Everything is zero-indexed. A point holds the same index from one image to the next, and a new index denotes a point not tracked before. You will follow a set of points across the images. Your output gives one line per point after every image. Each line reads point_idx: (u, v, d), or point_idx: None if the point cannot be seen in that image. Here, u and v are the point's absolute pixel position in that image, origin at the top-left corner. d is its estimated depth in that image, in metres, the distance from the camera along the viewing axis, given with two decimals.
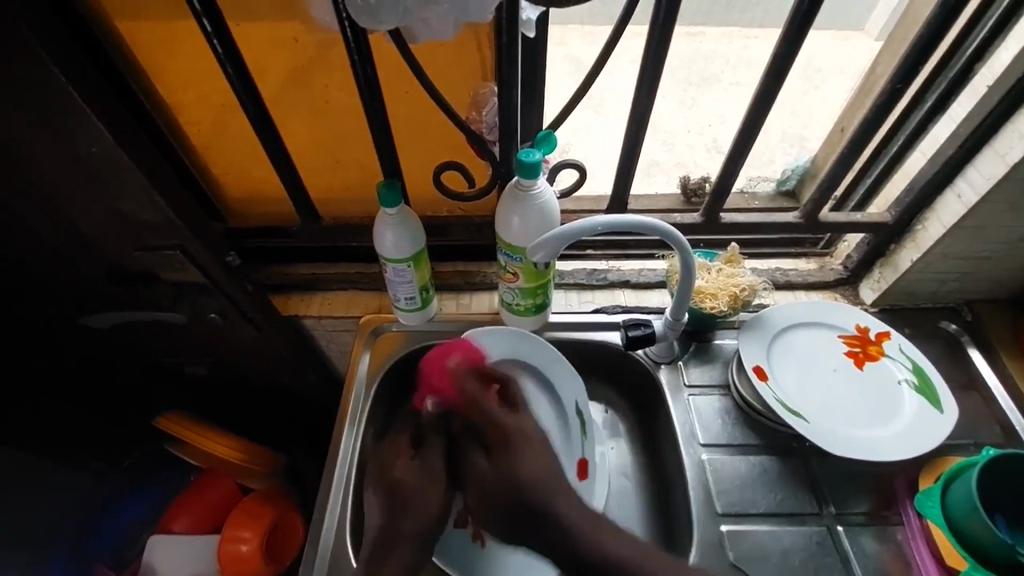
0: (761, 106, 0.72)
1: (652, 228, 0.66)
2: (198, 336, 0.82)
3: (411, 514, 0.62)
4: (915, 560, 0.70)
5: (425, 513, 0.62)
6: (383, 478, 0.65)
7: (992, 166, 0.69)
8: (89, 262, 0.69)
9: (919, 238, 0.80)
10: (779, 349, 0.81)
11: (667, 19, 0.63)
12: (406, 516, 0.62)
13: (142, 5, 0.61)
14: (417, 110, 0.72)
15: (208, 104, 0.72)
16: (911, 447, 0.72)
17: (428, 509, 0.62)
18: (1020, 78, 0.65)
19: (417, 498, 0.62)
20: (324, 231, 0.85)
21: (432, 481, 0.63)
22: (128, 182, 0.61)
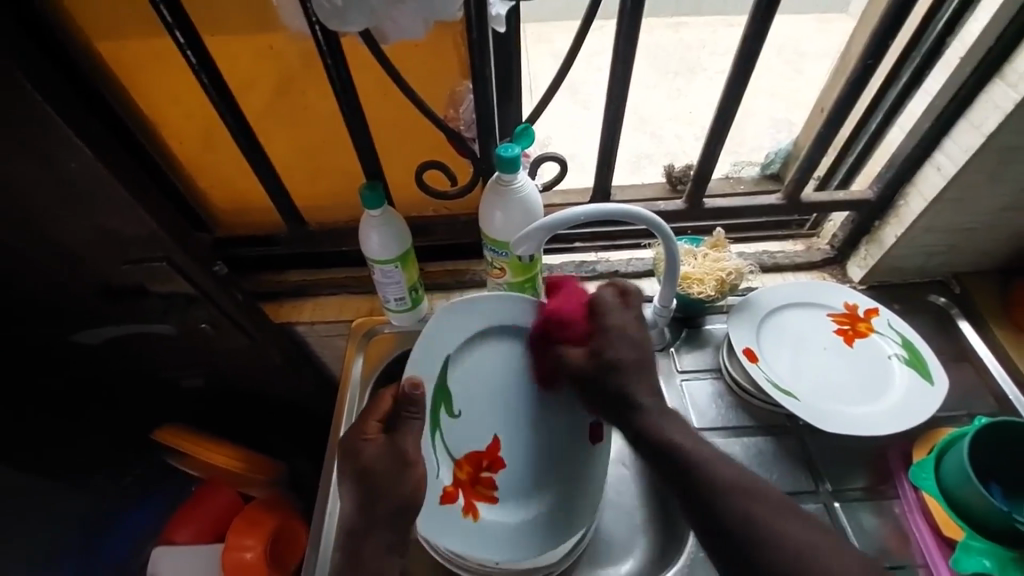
0: (735, 91, 0.73)
1: (636, 217, 0.67)
2: (191, 347, 0.83)
3: (390, 497, 0.63)
4: (913, 532, 0.70)
5: (402, 491, 0.63)
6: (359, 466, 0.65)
7: (968, 137, 0.70)
8: (80, 279, 0.70)
9: (902, 213, 0.81)
10: (768, 331, 0.81)
11: (636, 8, 0.64)
12: (382, 498, 0.63)
13: (117, 22, 0.62)
14: (395, 111, 0.72)
15: (186, 116, 0.72)
16: (903, 421, 0.72)
17: (407, 489, 0.63)
18: (990, 48, 0.65)
19: (392, 480, 0.63)
20: (310, 237, 0.85)
21: (405, 462, 0.64)
22: (110, 197, 0.61)
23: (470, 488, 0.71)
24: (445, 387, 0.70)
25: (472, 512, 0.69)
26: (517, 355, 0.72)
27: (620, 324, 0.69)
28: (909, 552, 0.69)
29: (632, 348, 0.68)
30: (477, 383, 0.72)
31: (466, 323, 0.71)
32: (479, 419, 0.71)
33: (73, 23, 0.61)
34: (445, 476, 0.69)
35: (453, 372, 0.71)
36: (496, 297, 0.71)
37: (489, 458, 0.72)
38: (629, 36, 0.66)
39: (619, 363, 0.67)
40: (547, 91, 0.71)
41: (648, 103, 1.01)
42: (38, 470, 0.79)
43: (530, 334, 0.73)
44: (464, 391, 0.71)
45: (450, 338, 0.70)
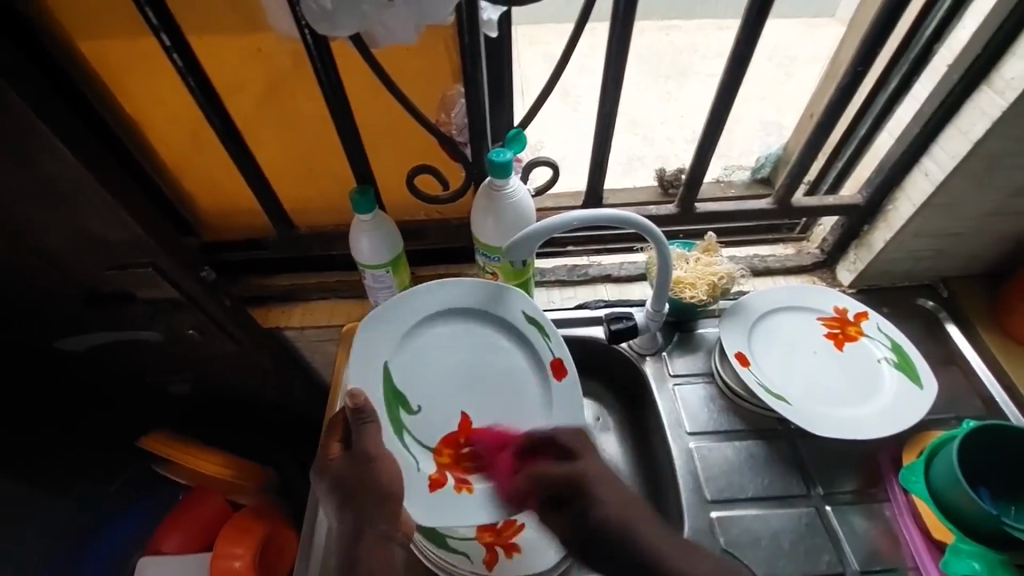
0: (727, 95, 0.73)
1: (628, 222, 0.67)
2: (178, 353, 0.81)
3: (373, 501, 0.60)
4: (903, 535, 0.71)
5: (380, 484, 0.61)
6: (333, 482, 0.62)
7: (955, 142, 0.70)
8: (64, 285, 0.69)
9: (891, 218, 0.81)
10: (759, 335, 0.82)
11: (627, 12, 0.63)
12: (362, 503, 0.60)
13: (100, 20, 0.60)
14: (386, 115, 0.72)
15: (172, 117, 0.71)
16: (893, 424, 0.73)
17: (381, 483, 0.61)
18: (978, 54, 0.66)
19: (366, 479, 0.61)
20: (301, 241, 0.85)
21: (370, 461, 0.61)
22: (95, 202, 0.60)
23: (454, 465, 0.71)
24: (395, 388, 0.71)
25: (466, 486, 0.70)
26: (451, 334, 0.76)
27: (597, 467, 0.64)
28: (899, 555, 0.70)
29: (603, 471, 0.64)
30: (422, 374, 0.73)
31: (407, 317, 0.74)
32: (438, 405, 0.73)
33: (55, 22, 0.60)
34: (426, 466, 0.69)
35: (398, 372, 0.72)
36: (413, 290, 0.74)
37: (466, 434, 0.72)
38: (621, 41, 0.66)
39: (598, 493, 0.61)
40: (541, 94, 0.71)
41: (639, 107, 1.01)
42: (20, 479, 0.77)
43: (456, 311, 0.77)
44: (416, 386, 0.72)
45: (383, 344, 0.72)
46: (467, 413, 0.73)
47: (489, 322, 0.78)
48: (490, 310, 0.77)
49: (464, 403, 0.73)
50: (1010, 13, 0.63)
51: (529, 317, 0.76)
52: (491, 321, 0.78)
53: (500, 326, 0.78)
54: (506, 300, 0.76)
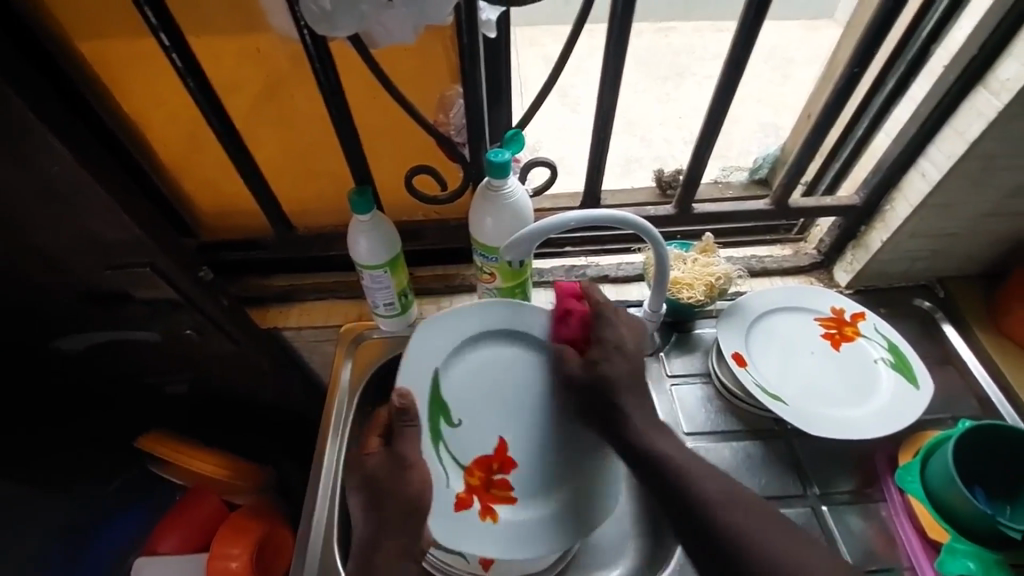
0: (725, 96, 0.73)
1: (625, 222, 0.67)
2: (176, 353, 0.81)
3: (392, 503, 0.63)
4: (899, 535, 0.71)
5: (409, 494, 0.63)
6: (364, 473, 0.66)
7: (952, 144, 0.71)
8: (61, 285, 0.68)
9: (887, 219, 0.82)
10: (757, 335, 0.82)
11: (627, 8, 0.63)
12: (390, 503, 0.63)
13: (98, 19, 0.60)
14: (385, 116, 0.72)
15: (170, 117, 0.71)
16: (890, 425, 0.73)
17: (413, 491, 0.63)
18: (974, 56, 0.66)
19: (396, 486, 0.63)
20: (299, 241, 0.85)
21: (405, 467, 0.63)
22: (92, 202, 0.60)
23: (484, 490, 0.72)
24: (438, 400, 0.72)
25: (490, 515, 0.71)
26: (498, 358, 0.76)
27: (620, 338, 0.71)
28: (895, 554, 0.70)
29: (626, 362, 0.71)
30: (464, 391, 0.74)
31: (454, 335, 0.75)
32: (476, 427, 0.73)
33: (52, 20, 0.60)
34: (456, 482, 0.70)
35: (444, 384, 0.73)
36: (467, 309, 0.75)
37: (499, 461, 0.73)
38: (619, 41, 0.66)
39: (614, 369, 0.70)
40: (540, 95, 0.70)
41: (637, 108, 1.02)
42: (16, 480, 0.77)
43: (514, 335, 0.76)
44: (457, 401, 0.73)
45: (437, 350, 0.74)
46: (504, 442, 0.74)
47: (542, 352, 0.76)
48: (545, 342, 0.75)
49: (502, 430, 0.74)
50: (1004, 15, 0.63)
51: None
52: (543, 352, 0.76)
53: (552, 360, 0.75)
54: (562, 334, 0.75)
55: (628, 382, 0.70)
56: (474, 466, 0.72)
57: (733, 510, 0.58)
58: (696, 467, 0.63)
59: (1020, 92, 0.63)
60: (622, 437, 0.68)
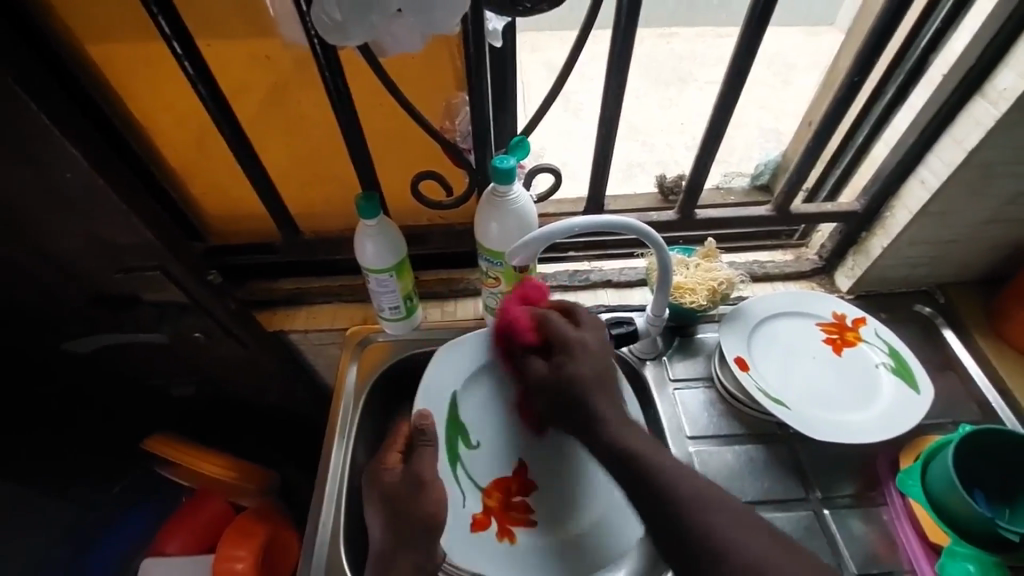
0: (728, 102, 0.74)
1: (628, 228, 0.68)
2: (183, 356, 0.82)
3: (406, 521, 0.66)
4: (900, 539, 0.71)
5: (423, 511, 0.66)
6: (382, 484, 0.69)
7: (951, 152, 0.72)
8: (73, 288, 0.69)
9: (888, 225, 0.82)
10: (759, 339, 0.83)
11: (630, 19, 0.64)
12: (406, 519, 0.66)
13: (113, 27, 0.62)
14: (393, 123, 0.73)
15: (182, 123, 0.72)
16: (891, 428, 0.74)
17: (426, 510, 0.66)
18: (972, 65, 0.67)
19: (413, 501, 0.66)
20: (305, 246, 0.85)
21: (421, 484, 0.67)
22: (105, 206, 0.61)
23: (502, 513, 0.77)
24: (456, 423, 0.79)
25: (508, 536, 0.75)
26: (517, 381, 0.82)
27: (588, 341, 0.71)
28: (897, 558, 0.70)
29: (593, 364, 0.69)
30: (484, 417, 0.81)
31: (467, 363, 0.81)
32: (495, 449, 0.81)
33: (68, 28, 0.61)
34: (474, 503, 0.75)
35: (462, 409, 0.80)
36: (482, 333, 0.81)
37: (517, 482, 0.80)
38: (622, 51, 0.67)
39: (576, 369, 0.68)
40: (544, 102, 0.71)
41: (640, 114, 1.02)
42: None
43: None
44: (474, 429, 0.80)
45: (453, 375, 0.80)
46: (523, 464, 0.81)
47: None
48: None
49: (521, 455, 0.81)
50: (1002, 26, 0.64)
51: None
52: None
53: None
54: None
55: (598, 383, 0.68)
56: (492, 487, 0.79)
57: (714, 507, 0.55)
58: (667, 464, 0.60)
59: (1016, 101, 0.64)
60: (596, 438, 0.65)
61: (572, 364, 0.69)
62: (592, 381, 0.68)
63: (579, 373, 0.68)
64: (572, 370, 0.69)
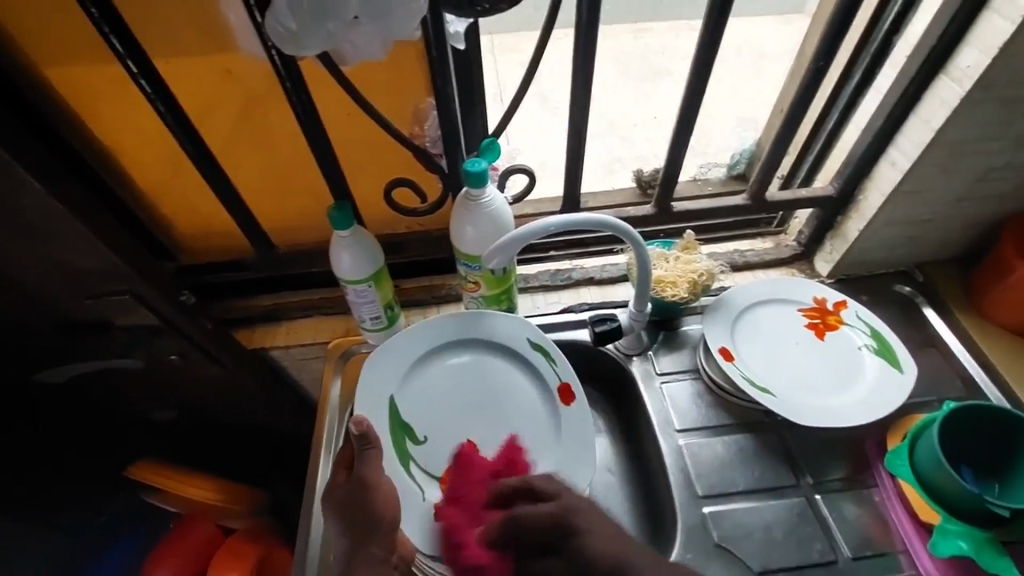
0: (696, 93, 0.73)
1: (604, 225, 0.68)
2: (161, 380, 0.80)
3: (362, 523, 0.60)
4: (892, 519, 0.72)
5: (372, 514, 0.60)
6: (335, 499, 0.63)
7: (919, 132, 0.72)
8: (41, 317, 0.68)
9: (863, 207, 0.83)
10: (742, 328, 0.83)
11: (592, 17, 0.64)
12: (358, 523, 0.60)
13: (68, 50, 0.61)
14: (362, 132, 0.72)
15: (146, 144, 0.71)
16: (876, 410, 0.74)
17: (376, 513, 0.60)
18: (934, 46, 0.68)
19: (363, 505, 0.60)
20: (281, 260, 0.84)
21: (368, 488, 0.61)
22: (67, 232, 0.59)
23: None
24: (402, 423, 0.75)
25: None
26: (458, 368, 0.81)
27: (572, 500, 0.57)
28: (890, 539, 0.71)
29: (595, 531, 0.53)
30: (428, 402, 0.78)
31: (404, 359, 0.79)
32: (444, 437, 0.77)
33: (21, 53, 0.60)
34: (432, 496, 0.73)
35: (403, 406, 0.77)
36: (420, 325, 0.80)
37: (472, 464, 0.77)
38: (586, 50, 0.67)
39: (582, 528, 0.54)
40: (512, 102, 0.70)
41: (614, 109, 1.03)
42: None
43: (473, 342, 0.82)
44: (418, 417, 0.77)
45: (391, 376, 0.77)
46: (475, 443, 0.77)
47: (496, 351, 0.82)
48: (499, 341, 0.82)
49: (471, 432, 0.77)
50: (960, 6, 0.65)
51: (534, 343, 0.80)
52: (496, 351, 0.82)
53: (507, 355, 0.82)
54: (512, 327, 0.81)
55: (604, 536, 0.53)
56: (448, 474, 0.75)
57: None
58: None
59: (979, 79, 0.65)
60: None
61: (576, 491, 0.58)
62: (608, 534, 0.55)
63: (587, 545, 0.52)
64: (581, 546, 0.52)
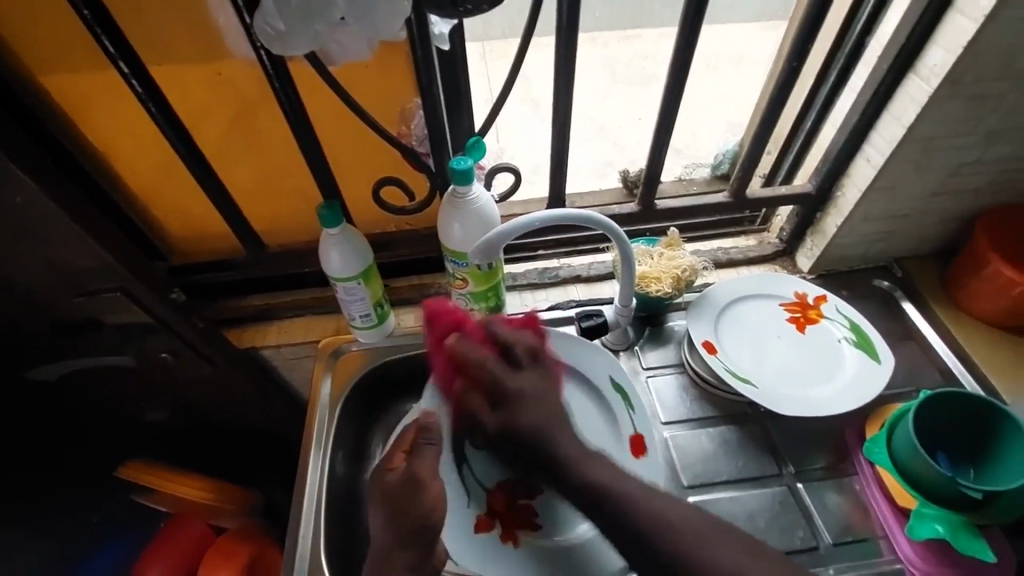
0: (675, 93, 0.75)
1: (589, 220, 0.70)
2: (152, 379, 0.81)
3: (406, 517, 0.62)
4: (872, 505, 0.73)
5: (419, 511, 0.62)
6: (382, 486, 0.65)
7: (891, 129, 0.75)
8: (32, 316, 0.69)
9: (841, 203, 0.85)
10: (725, 322, 0.85)
11: (572, 20, 0.66)
12: (404, 518, 0.62)
13: (60, 55, 0.62)
14: (350, 132, 0.74)
15: (138, 147, 0.72)
16: (856, 400, 0.76)
17: (421, 510, 0.62)
18: (902, 46, 0.70)
19: (408, 502, 0.62)
20: (272, 260, 0.86)
21: (417, 484, 0.63)
22: (59, 229, 0.60)
23: (506, 515, 0.75)
24: None
25: (512, 539, 0.74)
26: None
27: (525, 385, 0.66)
28: (870, 525, 0.72)
29: (539, 412, 0.64)
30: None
31: None
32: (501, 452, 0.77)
33: (13, 57, 0.61)
34: (477, 505, 0.75)
35: None
36: None
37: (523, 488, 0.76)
38: (568, 52, 0.69)
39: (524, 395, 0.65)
40: (497, 103, 0.72)
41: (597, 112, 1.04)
42: None
43: None
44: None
45: None
46: None
47: (575, 382, 0.81)
48: (579, 370, 0.81)
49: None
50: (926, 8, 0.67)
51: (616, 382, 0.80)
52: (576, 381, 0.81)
53: (586, 387, 0.81)
54: (598, 359, 0.81)
55: (554, 419, 0.64)
56: (496, 491, 0.76)
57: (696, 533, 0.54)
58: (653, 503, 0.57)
59: (946, 77, 0.67)
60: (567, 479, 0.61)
61: (520, 414, 0.64)
62: (543, 425, 0.64)
63: (521, 419, 0.64)
64: (516, 418, 0.64)
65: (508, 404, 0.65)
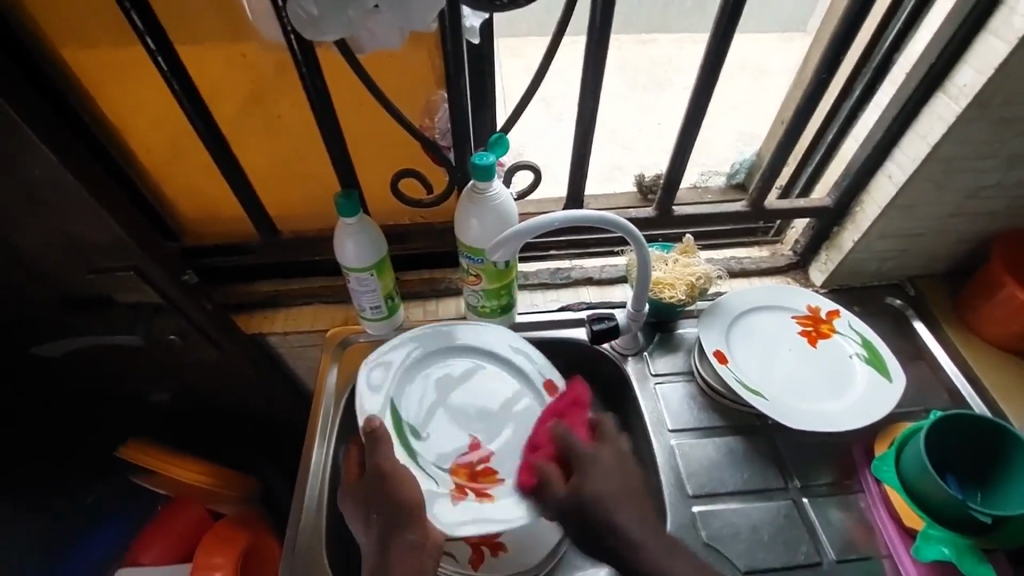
0: (700, 100, 0.75)
1: (610, 223, 0.69)
2: (158, 360, 0.80)
3: (386, 508, 0.62)
4: (876, 523, 0.73)
5: (395, 500, 0.62)
6: (355, 490, 0.66)
7: (916, 147, 0.74)
8: (42, 290, 0.68)
9: (858, 219, 0.85)
10: (736, 332, 0.84)
11: (604, 21, 0.66)
12: (380, 511, 0.63)
13: (86, 28, 0.61)
14: (372, 121, 0.73)
15: (157, 125, 0.71)
16: (866, 417, 0.76)
17: (398, 501, 0.62)
18: (933, 65, 0.70)
19: (384, 491, 0.63)
20: (284, 246, 0.85)
21: (384, 476, 0.64)
22: (75, 203, 0.59)
23: (472, 480, 0.72)
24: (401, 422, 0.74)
25: (487, 496, 0.71)
26: (447, 374, 0.79)
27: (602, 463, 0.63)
28: (874, 543, 0.72)
29: (609, 484, 0.61)
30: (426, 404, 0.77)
31: (397, 367, 0.77)
32: (442, 436, 0.74)
33: (38, 27, 0.60)
34: (443, 484, 0.71)
35: (403, 410, 0.75)
36: (408, 335, 0.79)
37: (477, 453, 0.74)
38: (597, 53, 0.68)
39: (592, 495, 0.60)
40: (521, 101, 0.72)
41: (617, 115, 1.03)
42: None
43: (467, 348, 0.81)
44: (420, 414, 0.75)
45: (385, 381, 0.75)
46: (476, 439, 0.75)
47: (485, 358, 0.81)
48: (484, 346, 0.81)
49: (474, 429, 0.76)
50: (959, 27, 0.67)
51: (516, 346, 0.81)
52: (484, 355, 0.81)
53: (496, 360, 0.81)
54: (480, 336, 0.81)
55: (624, 497, 0.61)
56: (456, 467, 0.73)
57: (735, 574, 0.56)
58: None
59: (975, 98, 0.67)
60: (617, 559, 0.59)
61: (593, 484, 0.61)
62: (614, 495, 0.61)
63: (596, 498, 0.60)
64: (589, 488, 0.61)
65: (580, 472, 0.63)
